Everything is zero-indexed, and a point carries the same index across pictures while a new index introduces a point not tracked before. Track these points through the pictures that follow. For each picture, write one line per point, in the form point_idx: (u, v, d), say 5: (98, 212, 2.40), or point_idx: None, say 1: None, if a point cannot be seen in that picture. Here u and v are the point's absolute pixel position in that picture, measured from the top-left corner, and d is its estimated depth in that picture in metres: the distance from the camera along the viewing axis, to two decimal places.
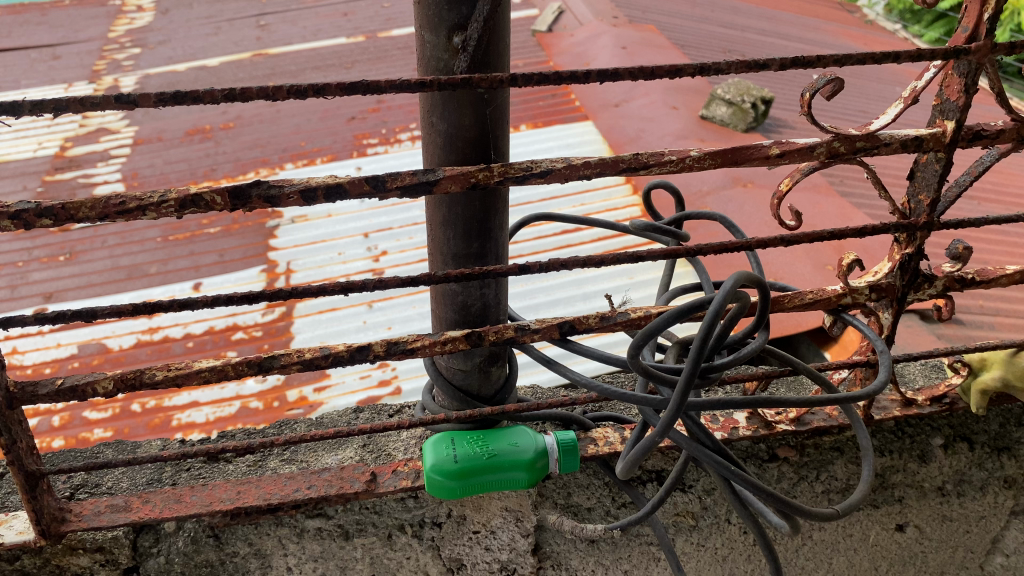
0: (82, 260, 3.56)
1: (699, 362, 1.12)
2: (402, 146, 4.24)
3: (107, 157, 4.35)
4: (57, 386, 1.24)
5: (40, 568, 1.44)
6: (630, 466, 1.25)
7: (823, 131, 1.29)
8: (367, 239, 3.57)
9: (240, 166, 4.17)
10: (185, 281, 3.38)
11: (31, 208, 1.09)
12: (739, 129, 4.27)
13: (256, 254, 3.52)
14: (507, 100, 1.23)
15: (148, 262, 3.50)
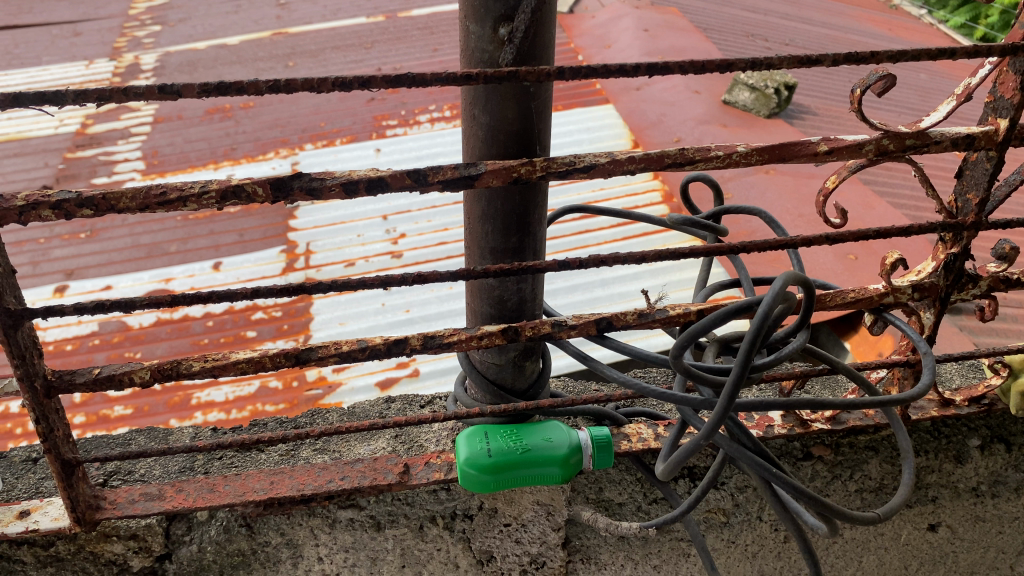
0: (103, 238, 3.56)
1: (747, 361, 1.11)
2: (422, 127, 4.22)
3: (127, 135, 4.34)
4: (95, 375, 1.23)
5: (75, 554, 1.44)
6: (670, 469, 1.23)
7: (873, 128, 1.26)
8: (386, 221, 3.55)
9: (260, 146, 4.16)
10: (205, 260, 3.38)
11: (72, 198, 1.08)
12: (762, 115, 4.22)
13: (276, 234, 3.52)
14: (551, 94, 1.20)
15: (168, 240, 3.50)
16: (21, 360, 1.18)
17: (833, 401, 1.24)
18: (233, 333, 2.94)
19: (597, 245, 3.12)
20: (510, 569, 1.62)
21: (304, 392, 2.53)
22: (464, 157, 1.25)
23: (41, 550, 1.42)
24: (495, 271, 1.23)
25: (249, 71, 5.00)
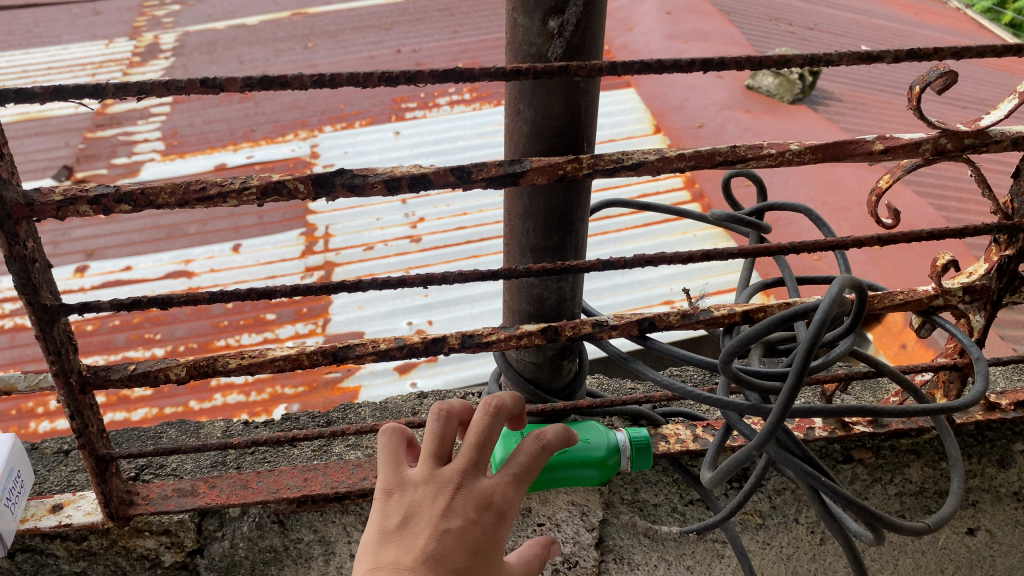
0: (123, 219, 3.55)
1: (805, 368, 1.08)
2: (441, 110, 4.17)
3: (147, 115, 4.32)
4: (130, 371, 1.21)
5: (107, 549, 1.42)
6: (718, 478, 1.20)
7: (931, 126, 1.22)
8: (405, 204, 3.52)
9: (279, 128, 4.13)
10: (225, 243, 3.36)
11: (111, 192, 1.05)
12: (786, 101, 4.15)
13: (296, 217, 3.49)
14: (599, 90, 1.17)
15: (188, 222, 3.49)
16: (57, 354, 1.16)
17: (887, 408, 1.21)
18: (252, 316, 2.97)
19: (624, 243, 3.14)
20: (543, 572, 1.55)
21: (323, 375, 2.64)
22: (507, 153, 1.22)
23: (74, 544, 1.40)
24: (537, 270, 1.20)
25: (268, 51, 4.96)
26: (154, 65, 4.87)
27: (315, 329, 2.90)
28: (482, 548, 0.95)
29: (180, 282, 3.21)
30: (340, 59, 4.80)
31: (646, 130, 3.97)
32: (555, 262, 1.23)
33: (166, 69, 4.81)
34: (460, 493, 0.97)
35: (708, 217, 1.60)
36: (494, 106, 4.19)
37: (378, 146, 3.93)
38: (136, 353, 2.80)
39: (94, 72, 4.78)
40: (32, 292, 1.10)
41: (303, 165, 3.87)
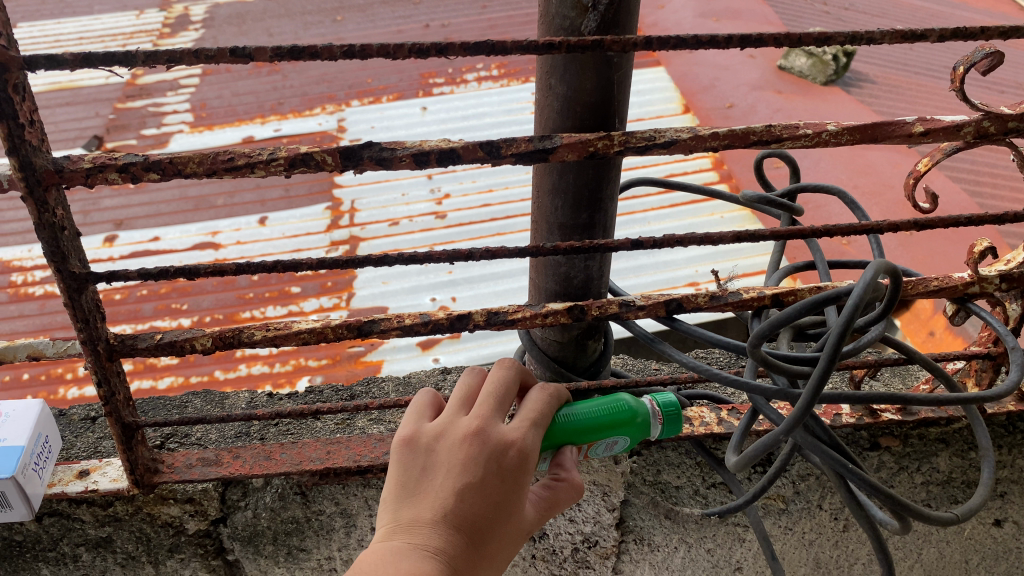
0: (151, 189, 3.58)
1: (836, 355, 1.06)
2: (469, 86, 4.14)
3: (176, 86, 4.34)
4: (156, 341, 1.21)
5: (133, 515, 1.43)
6: (743, 463, 1.19)
7: (974, 109, 1.18)
8: (431, 180, 3.51)
9: (307, 101, 4.13)
10: (251, 215, 3.37)
11: (140, 160, 1.05)
12: (819, 82, 4.08)
13: (321, 191, 3.49)
14: (633, 65, 1.14)
15: (215, 194, 3.51)
16: (84, 323, 1.16)
17: (916, 397, 1.18)
18: (278, 288, 2.98)
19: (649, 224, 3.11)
20: (562, 547, 1.60)
21: (346, 348, 2.66)
22: (536, 130, 1.20)
23: (100, 510, 1.42)
24: (565, 248, 1.19)
25: (297, 24, 4.95)
26: (184, 36, 4.88)
27: (339, 302, 2.91)
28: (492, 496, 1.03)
29: (207, 256, 3.23)
30: (369, 34, 4.78)
31: (675, 110, 3.91)
32: (583, 241, 1.21)
33: (196, 41, 4.82)
34: (478, 440, 1.05)
35: (739, 199, 1.57)
36: (521, 83, 4.15)
37: (404, 122, 3.92)
38: (163, 323, 2.83)
39: (124, 43, 4.80)
40: (61, 260, 1.10)
41: (330, 140, 3.86)
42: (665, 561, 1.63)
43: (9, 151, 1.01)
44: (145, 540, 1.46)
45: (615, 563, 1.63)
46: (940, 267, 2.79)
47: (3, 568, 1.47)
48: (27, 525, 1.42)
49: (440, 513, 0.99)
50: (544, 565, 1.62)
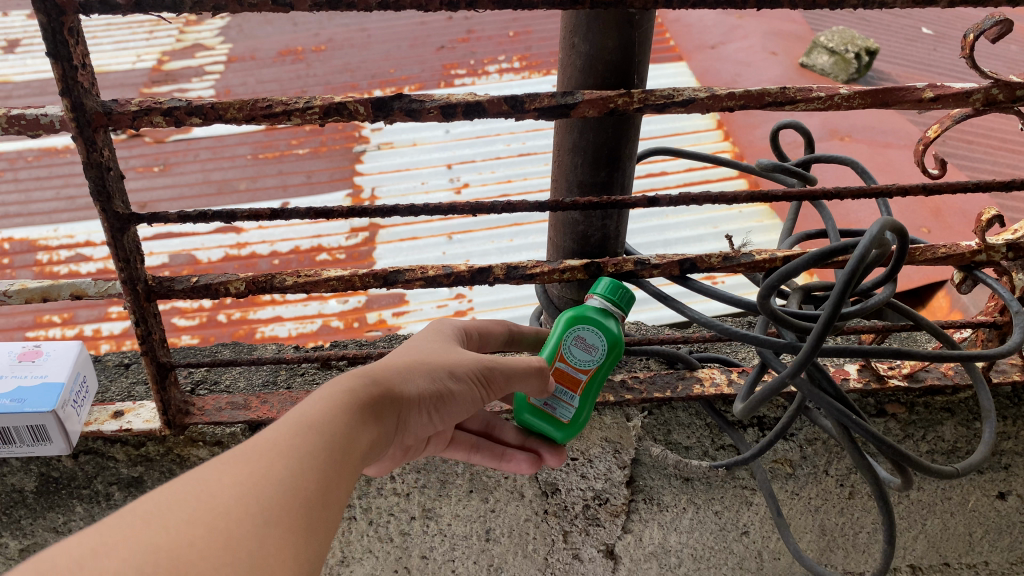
0: (175, 172, 3.66)
1: (836, 311, 1.12)
2: (490, 78, 4.19)
3: (202, 73, 4.42)
4: (192, 283, 1.28)
5: (163, 456, 1.50)
6: (751, 408, 1.26)
7: (983, 76, 1.22)
8: (450, 170, 3.55)
9: (330, 90, 4.20)
10: (273, 201, 3.43)
11: (183, 105, 1.11)
12: (840, 80, 4.10)
13: (343, 178, 3.56)
14: (654, 25, 1.20)
15: (238, 178, 3.58)
16: (126, 262, 1.23)
17: (921, 351, 1.24)
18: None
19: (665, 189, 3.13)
20: (575, 502, 1.69)
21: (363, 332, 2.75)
22: (559, 87, 1.26)
23: (133, 450, 1.48)
24: (583, 205, 1.23)
25: (322, 15, 5.02)
26: (210, 24, 4.97)
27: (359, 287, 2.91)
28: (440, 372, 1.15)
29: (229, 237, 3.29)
30: (392, 25, 4.84)
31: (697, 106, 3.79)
32: (601, 197, 1.26)
33: (221, 29, 4.91)
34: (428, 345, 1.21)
35: (754, 167, 1.61)
36: (542, 76, 4.20)
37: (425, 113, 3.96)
38: (186, 303, 2.90)
39: (151, 30, 4.89)
40: (106, 200, 1.17)
41: (352, 128, 3.89)
42: (673, 520, 1.73)
43: (63, 92, 1.07)
44: None
45: (625, 521, 1.72)
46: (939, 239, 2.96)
47: (40, 505, 1.54)
48: (64, 462, 1.48)
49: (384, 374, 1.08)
50: (556, 520, 1.71)
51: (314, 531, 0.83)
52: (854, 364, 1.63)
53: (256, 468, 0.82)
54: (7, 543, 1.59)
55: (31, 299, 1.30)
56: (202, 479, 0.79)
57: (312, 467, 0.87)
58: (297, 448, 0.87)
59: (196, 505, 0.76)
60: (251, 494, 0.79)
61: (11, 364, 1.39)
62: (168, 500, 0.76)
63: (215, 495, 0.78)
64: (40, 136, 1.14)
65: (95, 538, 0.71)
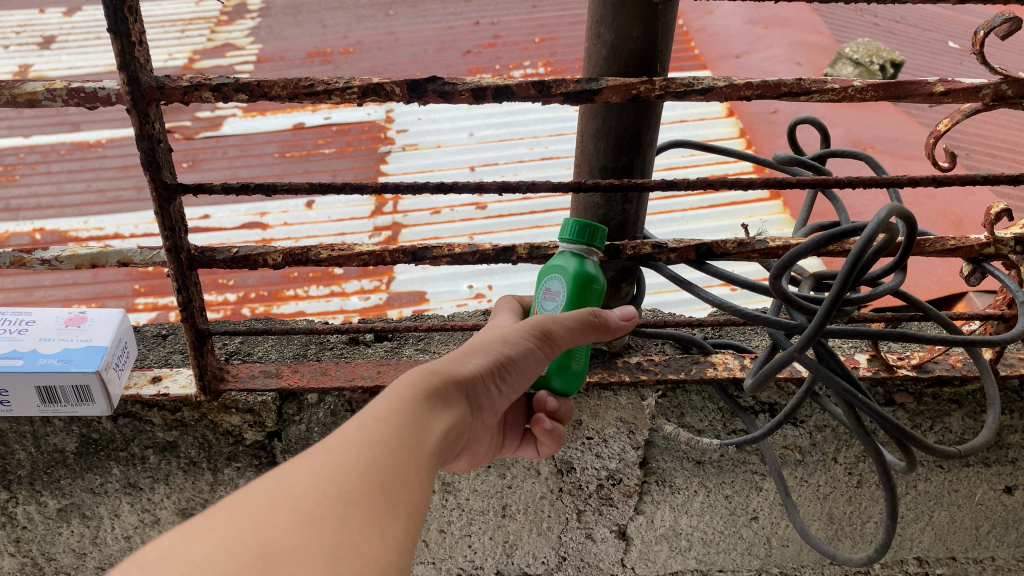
0: (204, 169, 3.76)
1: (840, 294, 1.19)
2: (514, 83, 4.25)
3: (232, 72, 4.53)
4: (233, 253, 1.35)
5: (198, 422, 1.57)
6: (759, 382, 1.34)
7: (993, 72, 1.27)
8: (473, 172, 3.60)
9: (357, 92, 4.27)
10: (299, 198, 3.51)
11: (231, 82, 1.18)
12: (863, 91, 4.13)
13: (368, 177, 3.63)
14: (676, 16, 1.27)
15: (265, 176, 3.67)
16: (171, 231, 1.30)
17: (925, 337, 1.29)
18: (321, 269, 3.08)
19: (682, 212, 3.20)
20: (588, 481, 1.74)
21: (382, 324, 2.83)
22: (585, 74, 1.33)
23: (169, 414, 1.56)
24: (603, 186, 1.29)
25: (350, 17, 5.11)
26: (241, 24, 5.09)
27: (380, 286, 3.00)
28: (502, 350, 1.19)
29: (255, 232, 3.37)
30: (420, 29, 4.92)
31: (719, 113, 3.82)
32: (621, 179, 1.33)
33: (251, 30, 5.02)
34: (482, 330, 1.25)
35: (772, 161, 1.67)
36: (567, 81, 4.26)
37: (450, 116, 4.01)
38: (211, 297, 2.98)
39: (184, 29, 5.01)
40: (155, 169, 1.24)
41: (378, 130, 3.96)
42: (684, 503, 1.78)
43: (121, 66, 1.15)
44: (208, 446, 1.61)
45: (638, 501, 1.78)
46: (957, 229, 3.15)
47: (79, 466, 1.62)
48: (104, 424, 1.56)
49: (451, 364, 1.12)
50: (571, 498, 1.76)
51: (394, 508, 0.83)
52: (864, 354, 1.68)
53: (324, 459, 0.83)
54: (46, 503, 1.68)
55: (80, 265, 1.37)
56: (274, 475, 0.80)
57: (379, 452, 0.88)
58: (363, 439, 0.88)
59: (272, 498, 0.77)
60: (324, 481, 0.81)
61: (58, 329, 1.47)
62: (239, 498, 0.77)
63: (288, 487, 0.79)
64: (96, 108, 1.21)
65: (179, 534, 0.71)
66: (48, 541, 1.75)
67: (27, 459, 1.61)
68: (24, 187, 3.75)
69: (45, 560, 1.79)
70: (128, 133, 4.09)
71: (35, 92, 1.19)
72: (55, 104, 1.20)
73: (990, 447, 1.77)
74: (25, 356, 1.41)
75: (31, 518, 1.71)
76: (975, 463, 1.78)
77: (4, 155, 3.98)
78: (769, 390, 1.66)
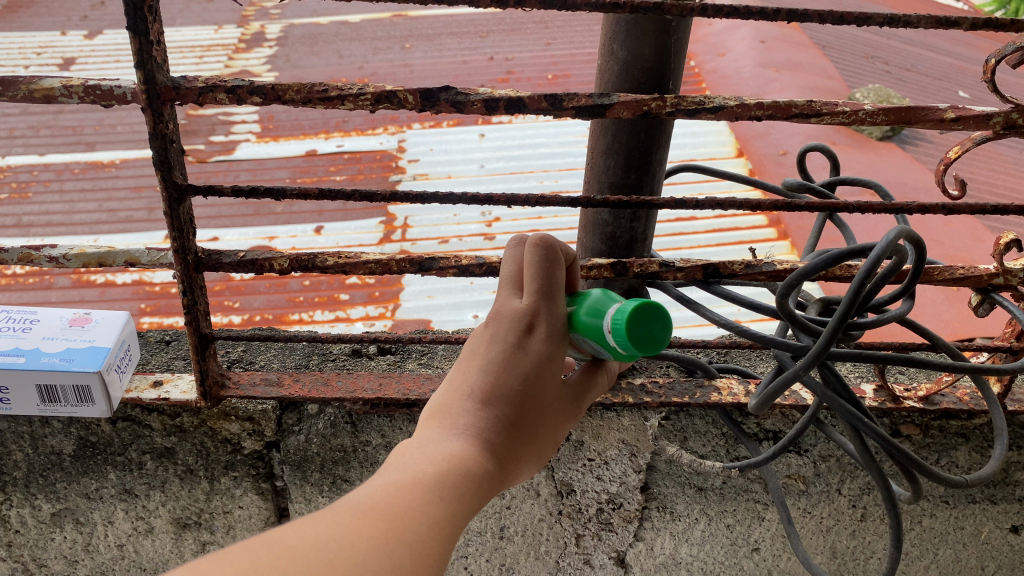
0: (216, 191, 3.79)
1: (845, 318, 1.19)
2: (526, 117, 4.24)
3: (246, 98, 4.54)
4: (240, 257, 1.35)
5: (197, 428, 1.56)
6: (763, 403, 1.33)
7: (1004, 100, 1.26)
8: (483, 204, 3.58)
9: (370, 121, 4.26)
10: (308, 224, 3.52)
11: (246, 84, 1.19)
12: (874, 137, 4.15)
13: (377, 206, 3.62)
14: (688, 34, 1.30)
15: (275, 201, 3.68)
16: (178, 231, 1.30)
17: (930, 364, 1.28)
18: (327, 295, 3.10)
19: (691, 249, 3.19)
20: (588, 504, 1.72)
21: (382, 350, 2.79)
22: (597, 90, 1.36)
23: (168, 419, 1.55)
24: (613, 202, 1.28)
25: (367, 49, 5.18)
26: (259, 52, 5.16)
27: (385, 313, 3.01)
28: (536, 366, 1.00)
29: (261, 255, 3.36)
30: (435, 62, 4.98)
31: (727, 153, 3.85)
32: (630, 196, 1.32)
33: (268, 58, 5.09)
34: (499, 319, 1.03)
35: (782, 187, 1.68)
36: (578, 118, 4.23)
37: (462, 147, 4.00)
38: (216, 318, 2.97)
39: (202, 55, 5.08)
40: (167, 169, 1.25)
41: (390, 159, 3.98)
42: (685, 530, 1.76)
43: (138, 64, 1.16)
44: (205, 453, 1.59)
45: (637, 528, 1.75)
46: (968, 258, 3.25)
47: (76, 469, 1.61)
48: (103, 427, 1.55)
49: (484, 399, 0.97)
50: (570, 521, 1.74)
51: None
52: (871, 384, 1.67)
53: (379, 527, 0.76)
54: (40, 506, 1.66)
55: (87, 263, 1.38)
56: (333, 529, 0.74)
57: (437, 528, 0.79)
58: (421, 511, 0.80)
59: (323, 557, 0.71)
60: (378, 555, 0.73)
61: (61, 328, 1.46)
62: (291, 545, 0.71)
63: (344, 549, 0.72)
64: (112, 106, 1.22)
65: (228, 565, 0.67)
66: (40, 547, 1.73)
67: (24, 459, 1.59)
68: (37, 204, 3.77)
69: (36, 566, 1.76)
70: (142, 155, 4.13)
71: (52, 88, 1.19)
72: (71, 100, 1.21)
73: (996, 484, 1.74)
74: (27, 354, 1.41)
75: (24, 522, 1.69)
76: (980, 500, 1.75)
77: (19, 171, 4.01)
78: (773, 417, 1.64)
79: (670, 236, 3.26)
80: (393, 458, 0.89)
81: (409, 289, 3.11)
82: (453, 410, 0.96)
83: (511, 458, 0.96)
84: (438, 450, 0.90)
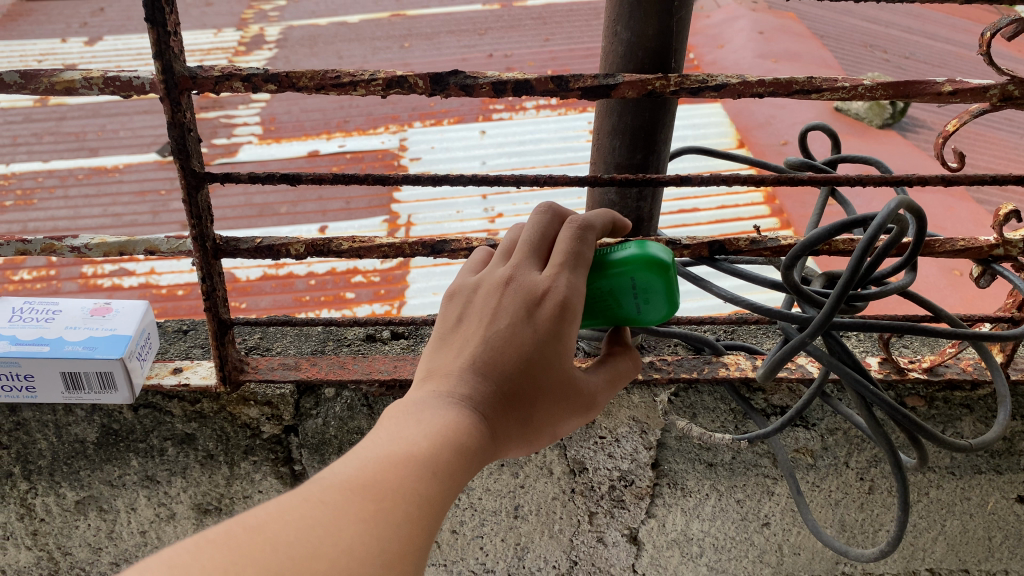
0: (219, 193, 3.83)
1: (845, 290, 1.22)
2: (527, 113, 4.24)
3: (247, 101, 4.57)
4: (257, 244, 1.38)
5: (216, 414, 1.60)
6: (770, 371, 1.36)
7: (999, 72, 1.28)
8: (486, 200, 3.60)
9: (371, 120, 4.30)
10: (312, 223, 3.55)
11: (261, 73, 1.23)
12: (874, 125, 4.18)
13: (381, 205, 3.65)
14: (689, 16, 1.33)
15: (279, 202, 3.71)
16: (198, 220, 1.33)
17: (929, 329, 1.32)
18: (333, 293, 3.13)
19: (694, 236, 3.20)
20: (601, 481, 1.76)
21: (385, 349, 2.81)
22: (602, 71, 1.40)
23: (188, 406, 1.58)
24: (620, 181, 1.30)
25: (366, 49, 5.22)
26: (259, 55, 5.19)
27: (391, 309, 3.05)
28: (542, 344, 1.00)
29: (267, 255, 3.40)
30: (435, 61, 5.00)
31: (728, 143, 3.88)
32: (635, 174, 1.35)
33: (268, 60, 5.12)
34: (513, 290, 1.04)
35: (783, 166, 1.72)
36: (579, 112, 4.25)
37: (463, 144, 4.03)
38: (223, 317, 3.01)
39: (202, 58, 5.11)
40: (186, 158, 1.28)
41: (391, 158, 4.02)
42: (696, 506, 1.79)
43: (156, 54, 1.19)
44: (225, 438, 1.63)
45: (649, 504, 1.79)
46: (961, 232, 3.33)
47: (99, 456, 1.65)
48: (125, 414, 1.59)
49: (483, 370, 0.98)
50: (583, 500, 1.77)
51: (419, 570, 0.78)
52: (875, 356, 1.71)
53: (366, 505, 0.78)
54: (65, 494, 1.70)
55: (109, 253, 1.42)
56: (321, 508, 0.76)
57: (426, 504, 0.81)
58: (411, 485, 0.81)
59: (305, 545, 0.72)
60: (363, 536, 0.75)
61: (84, 318, 1.50)
62: (272, 529, 0.73)
63: (329, 530, 0.74)
64: (131, 96, 1.25)
65: (207, 560, 0.69)
66: (64, 535, 1.77)
67: (49, 448, 1.63)
68: (42, 210, 3.81)
69: (60, 555, 1.80)
70: (146, 159, 4.17)
71: (73, 81, 1.23)
72: (92, 92, 1.25)
73: (1001, 454, 1.77)
74: (51, 343, 1.44)
75: (49, 510, 1.73)
76: (985, 470, 1.78)
77: (24, 178, 4.05)
78: (780, 393, 1.67)
79: (673, 227, 3.27)
80: (389, 423, 0.91)
81: (414, 286, 3.14)
82: (452, 377, 0.98)
83: (505, 433, 0.98)
84: (434, 419, 0.92)
